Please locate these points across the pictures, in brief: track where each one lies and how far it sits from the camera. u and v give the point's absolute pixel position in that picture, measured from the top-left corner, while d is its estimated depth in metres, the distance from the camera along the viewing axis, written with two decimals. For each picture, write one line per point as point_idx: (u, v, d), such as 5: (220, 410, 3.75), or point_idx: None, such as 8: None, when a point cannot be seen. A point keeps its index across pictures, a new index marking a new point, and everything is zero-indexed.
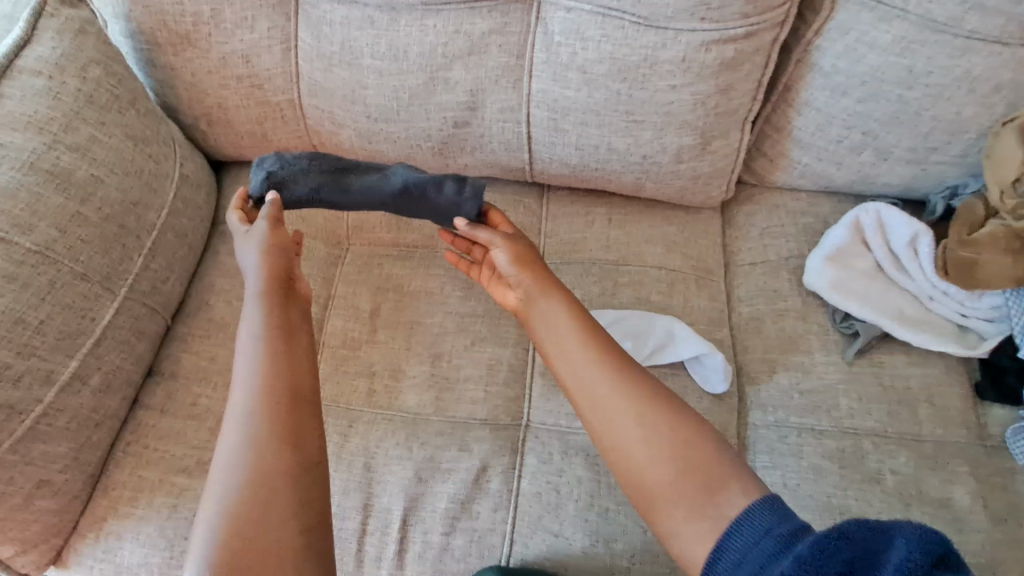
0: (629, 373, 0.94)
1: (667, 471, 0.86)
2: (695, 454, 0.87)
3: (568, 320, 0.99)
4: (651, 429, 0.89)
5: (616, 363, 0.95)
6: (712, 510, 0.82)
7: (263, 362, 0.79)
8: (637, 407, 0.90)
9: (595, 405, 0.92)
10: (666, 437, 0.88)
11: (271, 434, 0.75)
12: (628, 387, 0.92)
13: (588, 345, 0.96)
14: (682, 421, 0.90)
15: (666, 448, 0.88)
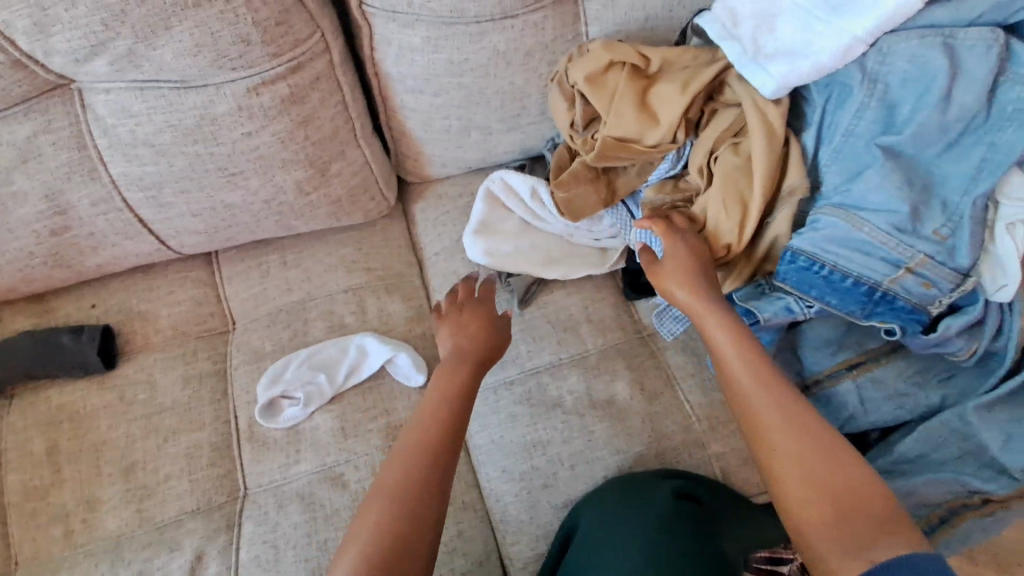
0: (783, 397, 0.62)
1: (806, 501, 0.56)
2: (831, 485, 0.56)
3: (727, 330, 0.69)
4: (825, 477, 0.56)
5: (780, 387, 0.63)
6: (855, 523, 0.53)
7: (421, 441, 0.68)
8: (799, 460, 0.58)
9: (778, 454, 0.59)
10: (822, 485, 0.56)
11: (413, 498, 0.63)
12: (796, 423, 0.60)
13: (762, 377, 0.64)
14: (837, 444, 0.58)
15: (819, 495, 0.55)
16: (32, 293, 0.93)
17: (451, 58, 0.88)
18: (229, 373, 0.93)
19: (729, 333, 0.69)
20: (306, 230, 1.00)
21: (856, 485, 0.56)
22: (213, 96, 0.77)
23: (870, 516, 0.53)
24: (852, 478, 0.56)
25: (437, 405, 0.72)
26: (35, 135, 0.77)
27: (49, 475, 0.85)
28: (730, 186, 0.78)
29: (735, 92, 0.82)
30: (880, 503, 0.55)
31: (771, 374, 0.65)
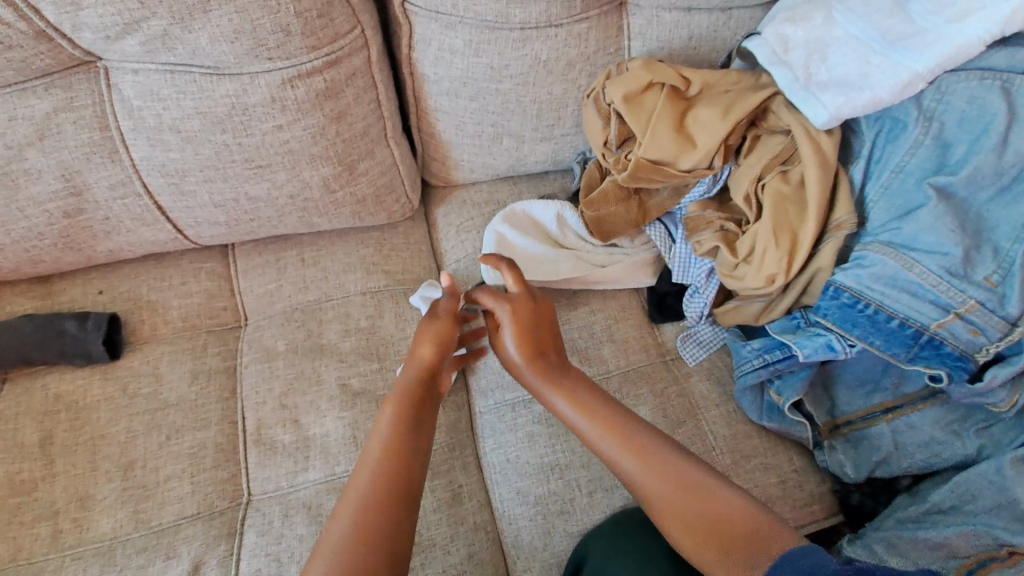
0: (599, 414, 0.74)
1: (642, 480, 0.69)
2: (646, 459, 0.70)
3: (578, 414, 0.75)
4: (639, 462, 0.70)
5: (598, 404, 0.75)
6: (714, 535, 0.64)
7: (387, 455, 0.68)
8: (620, 455, 0.71)
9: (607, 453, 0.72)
10: (638, 463, 0.70)
11: (381, 504, 0.64)
12: (606, 428, 0.73)
13: (584, 406, 0.75)
14: (645, 430, 0.72)
15: (638, 467, 0.70)
16: (37, 274, 0.89)
17: (493, 63, 0.85)
18: (238, 371, 0.89)
19: (572, 399, 0.75)
20: (326, 228, 0.97)
21: (667, 461, 0.69)
22: (246, 85, 0.74)
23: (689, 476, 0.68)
24: (659, 456, 0.70)
25: (387, 419, 0.72)
26: (55, 111, 0.73)
27: (41, 467, 0.81)
28: (779, 218, 0.78)
29: (781, 119, 0.81)
30: (693, 469, 0.68)
31: (581, 399, 0.76)
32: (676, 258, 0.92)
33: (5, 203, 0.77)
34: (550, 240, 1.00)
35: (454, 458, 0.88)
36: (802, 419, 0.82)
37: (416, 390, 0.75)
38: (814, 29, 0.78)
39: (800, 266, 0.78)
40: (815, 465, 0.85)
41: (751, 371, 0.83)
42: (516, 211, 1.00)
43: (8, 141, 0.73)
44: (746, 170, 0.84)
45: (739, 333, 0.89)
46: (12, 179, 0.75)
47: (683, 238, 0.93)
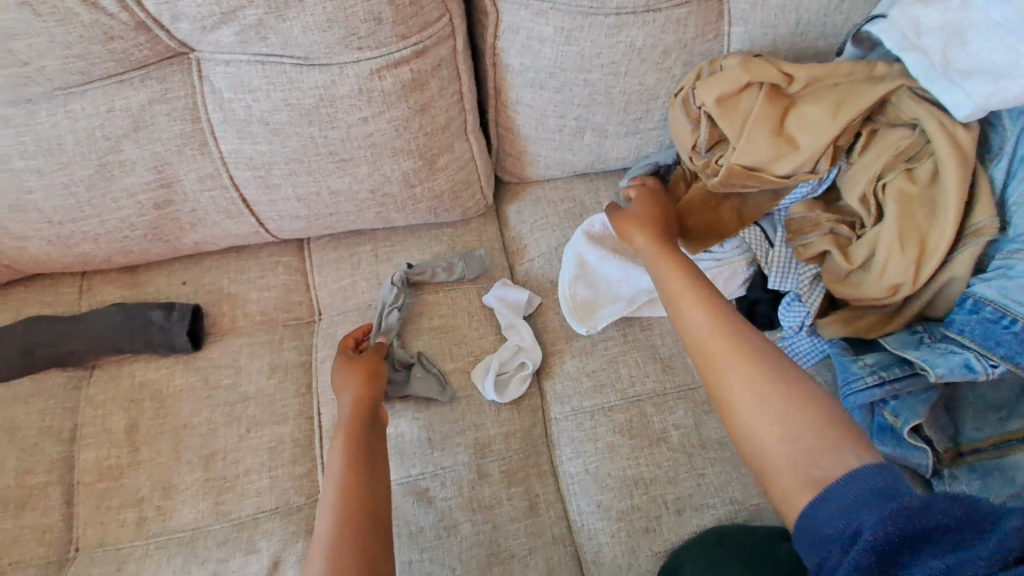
0: (746, 339, 0.62)
1: (765, 437, 0.55)
2: (783, 401, 0.56)
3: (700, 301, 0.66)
4: (759, 377, 0.58)
5: (747, 335, 0.62)
6: (810, 448, 0.53)
7: (343, 464, 0.66)
8: (738, 360, 0.60)
9: (722, 363, 0.60)
10: (754, 378, 0.58)
11: (350, 512, 0.62)
12: (745, 355, 0.60)
13: (727, 325, 0.63)
14: (802, 378, 0.58)
15: (768, 405, 0.56)
16: (125, 264, 0.91)
17: (583, 51, 0.81)
18: (313, 366, 0.89)
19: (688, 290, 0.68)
20: (400, 224, 0.95)
21: (817, 412, 0.55)
22: (335, 76, 0.72)
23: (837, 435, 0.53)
24: (802, 391, 0.57)
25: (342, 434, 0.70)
26: (150, 103, 0.73)
27: (128, 453, 0.83)
28: (905, 222, 0.71)
29: (904, 113, 0.73)
30: (843, 414, 0.56)
31: (735, 324, 0.63)
32: (774, 263, 0.83)
33: (101, 194, 0.78)
34: (624, 249, 0.95)
35: (530, 466, 0.84)
36: (921, 444, 0.74)
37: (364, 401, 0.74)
38: (949, 12, 0.69)
39: (930, 275, 0.71)
40: None
41: (865, 390, 0.74)
42: (592, 227, 0.94)
43: (106, 133, 0.74)
44: (861, 171, 0.76)
45: (846, 346, 0.79)
46: (109, 171, 0.76)
47: (783, 241, 0.83)
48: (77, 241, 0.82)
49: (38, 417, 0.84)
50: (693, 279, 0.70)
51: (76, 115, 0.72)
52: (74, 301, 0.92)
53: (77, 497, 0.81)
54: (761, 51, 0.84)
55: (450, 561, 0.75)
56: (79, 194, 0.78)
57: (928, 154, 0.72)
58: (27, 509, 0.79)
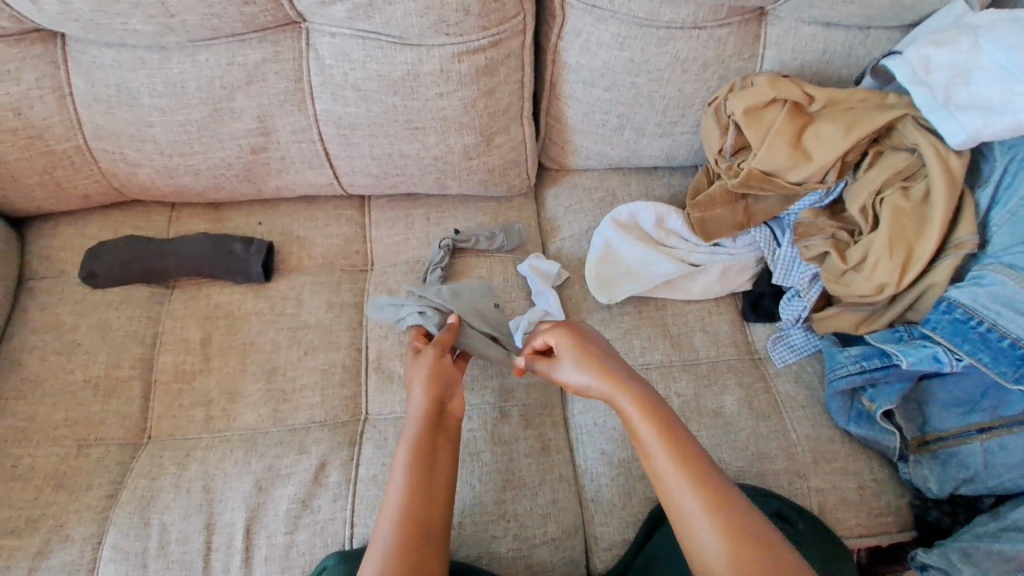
0: (687, 452, 0.66)
1: (716, 556, 0.59)
2: (724, 518, 0.61)
3: (642, 411, 0.69)
4: (703, 496, 0.63)
5: (688, 449, 0.66)
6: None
7: (417, 444, 0.72)
8: (685, 476, 0.64)
9: (670, 482, 0.64)
10: (697, 496, 0.63)
11: (416, 498, 0.68)
12: (688, 473, 0.64)
13: (671, 436, 0.67)
14: (733, 491, 0.64)
15: (713, 526, 0.61)
16: (212, 201, 1.04)
17: (634, 57, 0.93)
18: (365, 307, 1.01)
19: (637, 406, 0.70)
20: (452, 193, 1.08)
21: (752, 530, 0.60)
22: (423, 55, 0.85)
23: (772, 543, 0.60)
24: (735, 505, 0.62)
25: (416, 410, 0.76)
26: (263, 61, 0.86)
27: (200, 361, 0.95)
28: (897, 231, 0.82)
29: (907, 138, 0.84)
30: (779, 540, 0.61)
31: (678, 438, 0.67)
32: (779, 261, 0.96)
33: (209, 134, 0.91)
34: (648, 239, 1.05)
35: (546, 414, 0.95)
36: (891, 428, 0.86)
37: (437, 382, 0.79)
38: (959, 53, 0.80)
39: (913, 280, 0.82)
40: (896, 477, 0.88)
41: (846, 377, 0.86)
42: (620, 215, 1.05)
43: (223, 83, 0.87)
44: (863, 186, 0.87)
45: (835, 339, 0.92)
46: (219, 115, 0.89)
47: (789, 243, 0.96)
48: (179, 174, 0.96)
49: (127, 321, 0.97)
50: (637, 389, 0.72)
51: (202, 65, 0.86)
52: (163, 227, 1.05)
53: (154, 393, 0.93)
54: (789, 73, 0.96)
55: (471, 482, 0.87)
56: (191, 133, 0.91)
57: (924, 176, 0.83)
58: (112, 397, 0.92)
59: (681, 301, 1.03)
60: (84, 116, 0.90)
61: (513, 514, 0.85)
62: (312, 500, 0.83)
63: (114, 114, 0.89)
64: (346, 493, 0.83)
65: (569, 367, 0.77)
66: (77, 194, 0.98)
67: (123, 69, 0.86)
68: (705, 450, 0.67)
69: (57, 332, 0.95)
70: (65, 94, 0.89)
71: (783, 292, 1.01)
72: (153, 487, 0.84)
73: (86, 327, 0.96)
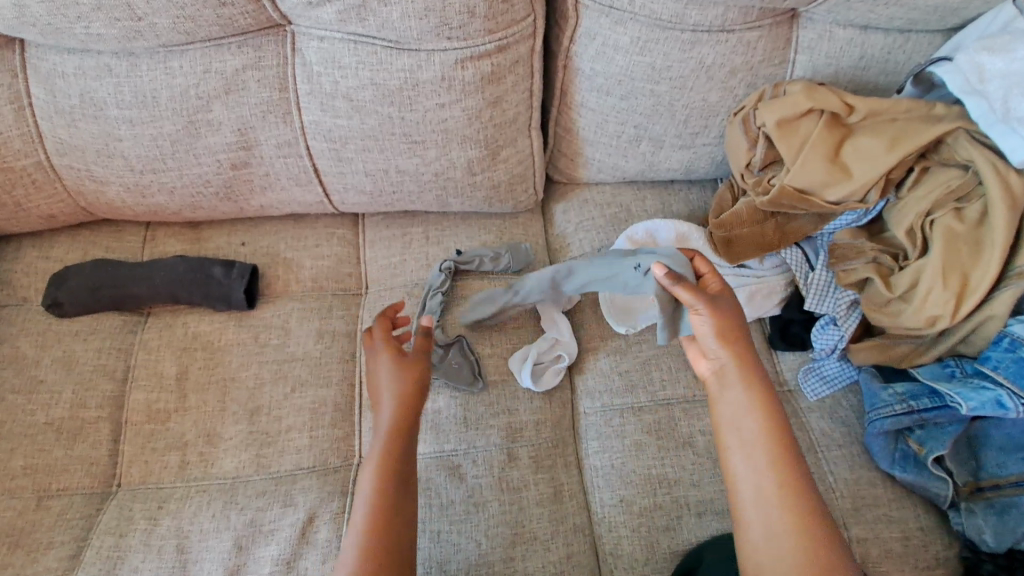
0: (789, 468, 0.61)
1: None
2: (807, 541, 0.57)
3: (759, 411, 0.63)
4: (794, 518, 0.58)
5: (794, 465, 0.61)
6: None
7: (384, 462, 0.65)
8: (781, 491, 0.59)
9: (763, 489, 0.60)
10: (785, 511, 0.58)
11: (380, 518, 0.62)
12: (786, 489, 0.59)
13: (777, 444, 0.61)
14: (827, 517, 0.59)
15: (797, 548, 0.56)
16: (190, 220, 0.95)
17: (654, 63, 0.84)
18: (358, 336, 0.92)
19: (754, 397, 0.64)
20: (453, 210, 0.99)
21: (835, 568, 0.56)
22: (422, 61, 0.77)
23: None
24: (823, 537, 0.57)
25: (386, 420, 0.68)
26: (243, 68, 0.78)
27: (176, 399, 0.86)
28: (951, 259, 0.74)
29: (959, 153, 0.76)
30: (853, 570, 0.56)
31: (790, 452, 0.61)
32: (812, 287, 0.87)
33: (185, 148, 0.82)
34: None
35: (557, 455, 0.86)
36: (943, 475, 0.77)
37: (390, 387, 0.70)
38: (1016, 61, 0.72)
39: (969, 312, 0.74)
40: (946, 527, 0.79)
41: (891, 417, 0.78)
42: (635, 233, 0.96)
43: (199, 92, 0.78)
44: (909, 206, 0.79)
45: (876, 374, 0.84)
46: (196, 128, 0.81)
47: (823, 266, 0.88)
48: (153, 192, 0.87)
49: (94, 354, 0.88)
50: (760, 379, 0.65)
51: (174, 72, 0.77)
52: (137, 249, 0.96)
53: (124, 435, 0.84)
54: (822, 80, 0.88)
55: (476, 537, 0.78)
56: (164, 147, 0.82)
57: (978, 196, 0.75)
58: (77, 441, 0.82)
59: None
60: (44, 128, 0.81)
61: (523, 573, 0.77)
62: (298, 560, 0.74)
63: (77, 127, 0.80)
64: (336, 552, 0.74)
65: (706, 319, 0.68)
66: (40, 214, 0.89)
67: (87, 76, 0.77)
68: (809, 471, 0.62)
69: (18, 367, 0.86)
70: (23, 105, 0.80)
71: (815, 319, 0.92)
72: (121, 546, 0.75)
73: (49, 361, 0.87)
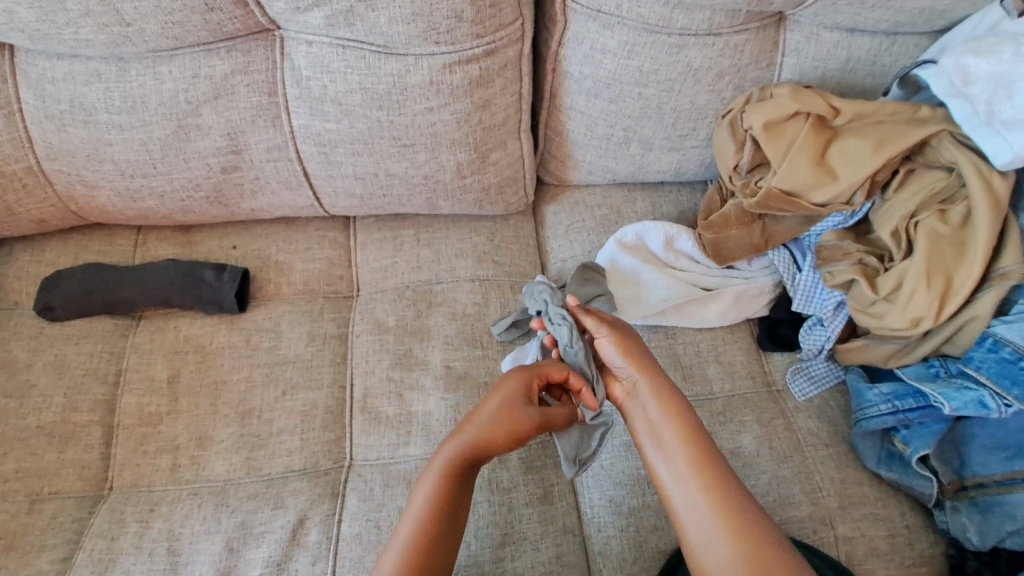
0: (701, 449, 0.67)
1: (720, 554, 0.59)
2: (728, 514, 0.61)
3: (661, 403, 0.71)
4: (714, 495, 0.63)
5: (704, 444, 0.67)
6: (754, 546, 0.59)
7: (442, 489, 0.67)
8: (699, 474, 0.65)
9: (682, 476, 0.65)
10: (705, 492, 0.64)
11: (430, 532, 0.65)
12: (701, 471, 0.65)
13: (686, 431, 0.68)
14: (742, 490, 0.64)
15: (718, 523, 0.61)
16: (181, 223, 0.95)
17: (642, 66, 0.85)
18: (350, 339, 0.92)
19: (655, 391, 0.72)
20: (444, 212, 1.00)
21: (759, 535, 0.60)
22: (410, 66, 0.77)
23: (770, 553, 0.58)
24: (743, 509, 0.62)
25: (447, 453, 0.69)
26: (232, 73, 0.78)
27: (167, 402, 0.86)
28: (934, 260, 0.75)
29: (943, 156, 0.77)
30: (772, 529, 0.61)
31: (695, 433, 0.68)
32: (800, 288, 0.89)
33: (175, 153, 0.82)
34: (656, 261, 0.96)
35: (547, 456, 0.87)
36: (927, 474, 0.78)
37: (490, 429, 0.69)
38: (1001, 64, 0.73)
39: (953, 312, 0.75)
40: (931, 525, 0.80)
41: (876, 417, 0.79)
42: (625, 236, 0.96)
43: (188, 97, 0.78)
44: (895, 207, 0.80)
45: (862, 374, 0.85)
46: (185, 132, 0.81)
47: (810, 268, 0.88)
48: (143, 196, 0.87)
49: (86, 358, 0.88)
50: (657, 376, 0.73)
51: (164, 77, 0.77)
52: (129, 252, 0.96)
53: (116, 438, 0.84)
54: (810, 83, 0.89)
55: (466, 539, 0.79)
56: (154, 151, 0.82)
57: (962, 198, 0.76)
58: (69, 444, 0.83)
59: (692, 328, 0.94)
60: (34, 133, 0.82)
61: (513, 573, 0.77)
62: (289, 562, 0.74)
63: (67, 132, 0.81)
64: (327, 554, 0.75)
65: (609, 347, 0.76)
66: (31, 219, 0.89)
67: (76, 82, 0.78)
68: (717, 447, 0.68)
69: (9, 371, 0.86)
70: (13, 111, 0.80)
71: (804, 320, 0.93)
72: (112, 549, 0.76)
73: (40, 365, 0.87)
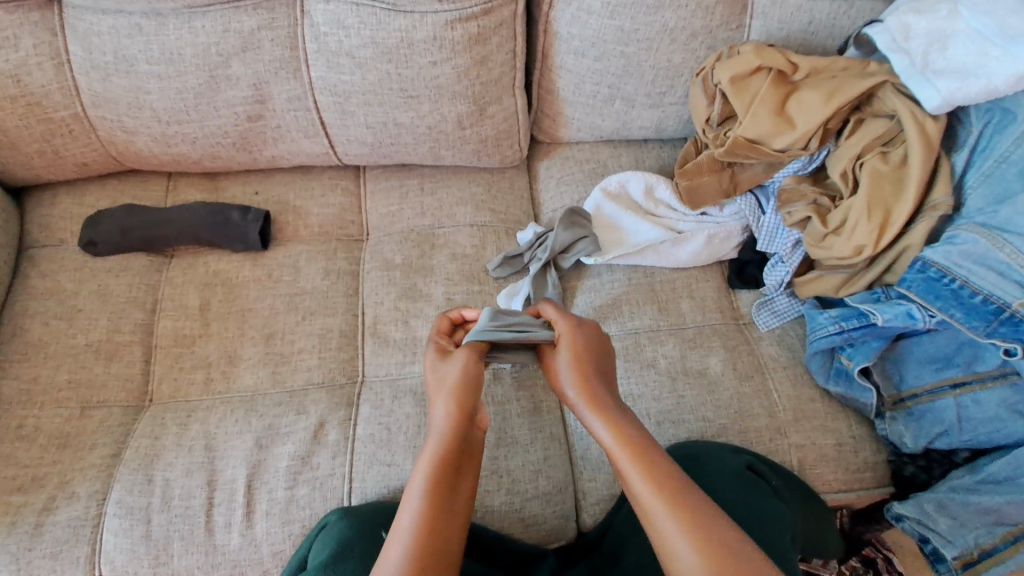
0: (665, 476, 0.64)
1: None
2: (699, 536, 0.58)
3: (612, 430, 0.69)
4: (684, 521, 0.60)
5: (652, 455, 0.66)
6: (722, 553, 0.57)
7: (441, 470, 0.66)
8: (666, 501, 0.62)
9: (650, 506, 0.62)
10: (680, 521, 0.60)
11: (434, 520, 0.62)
12: (670, 500, 0.62)
13: (647, 462, 0.65)
14: (700, 502, 0.62)
15: (691, 546, 0.58)
16: (209, 171, 1.06)
17: (624, 26, 0.95)
18: (362, 275, 1.03)
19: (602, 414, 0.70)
20: (446, 163, 1.10)
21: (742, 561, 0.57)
22: (416, 22, 0.87)
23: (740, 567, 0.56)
24: (717, 534, 0.59)
25: (441, 416, 0.70)
26: (259, 28, 0.88)
27: (199, 326, 0.97)
28: (875, 194, 0.85)
29: (886, 105, 0.87)
30: (743, 543, 0.58)
31: (653, 461, 0.65)
32: (764, 229, 1.00)
33: (206, 101, 0.93)
34: (637, 208, 1.07)
35: (537, 376, 0.98)
36: (869, 386, 0.89)
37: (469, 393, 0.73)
38: (937, 20, 0.84)
39: (891, 241, 0.86)
40: (872, 433, 0.92)
41: (825, 336, 0.90)
42: (609, 185, 1.07)
43: (219, 49, 0.88)
44: (844, 151, 0.90)
45: (816, 303, 0.95)
46: (216, 83, 0.91)
47: (773, 210, 0.99)
48: (177, 141, 0.97)
49: (126, 288, 0.99)
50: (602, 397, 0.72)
51: (198, 31, 0.87)
52: (160, 197, 1.06)
53: (155, 357, 0.95)
54: (775, 43, 0.98)
55: None
56: (189, 100, 0.92)
57: (902, 141, 0.86)
58: (114, 360, 0.94)
59: (669, 268, 1.05)
60: (81, 82, 0.91)
61: (506, 470, 0.89)
62: (311, 456, 0.86)
63: (110, 81, 0.91)
64: (345, 450, 0.86)
65: (563, 362, 0.75)
66: (76, 162, 1.00)
67: (120, 34, 0.87)
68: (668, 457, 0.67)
69: (58, 298, 0.97)
70: (62, 61, 0.90)
71: (768, 259, 1.04)
72: (156, 446, 0.87)
73: (86, 293, 0.98)
